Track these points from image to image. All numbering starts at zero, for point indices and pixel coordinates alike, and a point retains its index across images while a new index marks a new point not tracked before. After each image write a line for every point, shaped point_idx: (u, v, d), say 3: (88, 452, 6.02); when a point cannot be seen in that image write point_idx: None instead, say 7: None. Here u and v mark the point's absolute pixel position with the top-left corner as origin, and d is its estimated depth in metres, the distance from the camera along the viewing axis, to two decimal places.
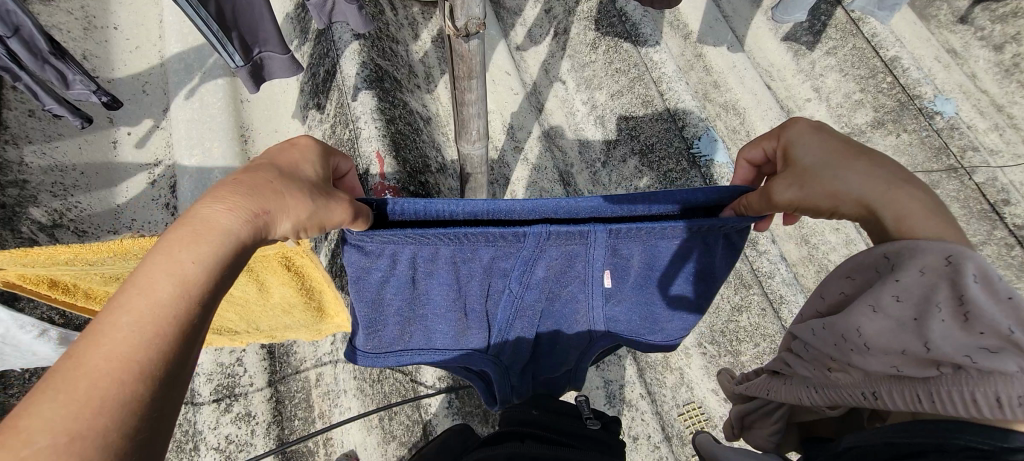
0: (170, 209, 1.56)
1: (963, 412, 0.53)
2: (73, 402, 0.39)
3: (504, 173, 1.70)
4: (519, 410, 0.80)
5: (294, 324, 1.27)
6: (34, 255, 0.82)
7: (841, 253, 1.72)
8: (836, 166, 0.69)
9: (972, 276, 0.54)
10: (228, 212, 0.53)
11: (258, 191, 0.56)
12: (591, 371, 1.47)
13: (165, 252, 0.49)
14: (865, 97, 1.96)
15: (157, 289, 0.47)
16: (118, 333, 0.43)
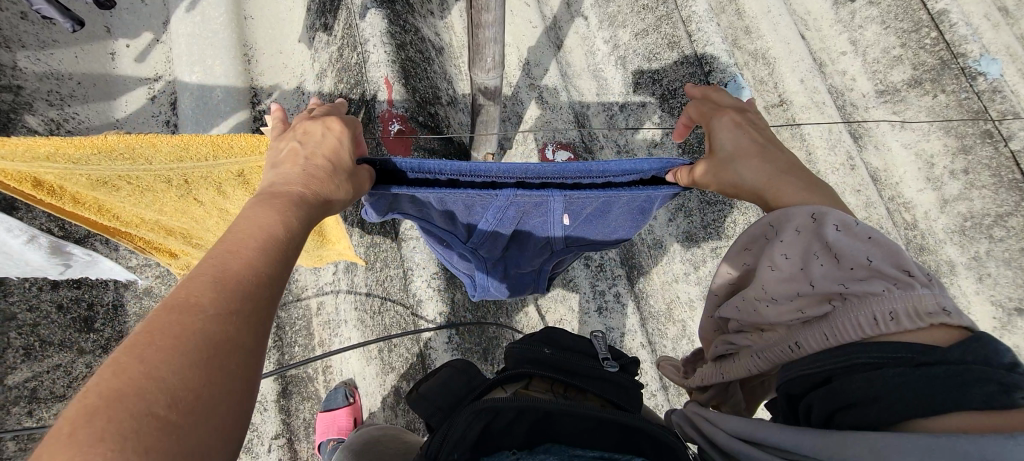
0: (171, 127, 1.50)
1: (858, 336, 0.56)
2: (211, 306, 0.49)
3: (516, 111, 1.63)
4: (530, 348, 0.77)
5: None
6: (9, 146, 0.71)
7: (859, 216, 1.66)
8: (740, 157, 0.76)
9: (834, 224, 0.61)
10: (294, 190, 0.66)
11: (315, 170, 0.69)
12: (593, 318, 1.44)
13: (257, 215, 0.61)
14: (905, 53, 1.85)
15: (257, 237, 0.58)
16: (235, 265, 0.54)
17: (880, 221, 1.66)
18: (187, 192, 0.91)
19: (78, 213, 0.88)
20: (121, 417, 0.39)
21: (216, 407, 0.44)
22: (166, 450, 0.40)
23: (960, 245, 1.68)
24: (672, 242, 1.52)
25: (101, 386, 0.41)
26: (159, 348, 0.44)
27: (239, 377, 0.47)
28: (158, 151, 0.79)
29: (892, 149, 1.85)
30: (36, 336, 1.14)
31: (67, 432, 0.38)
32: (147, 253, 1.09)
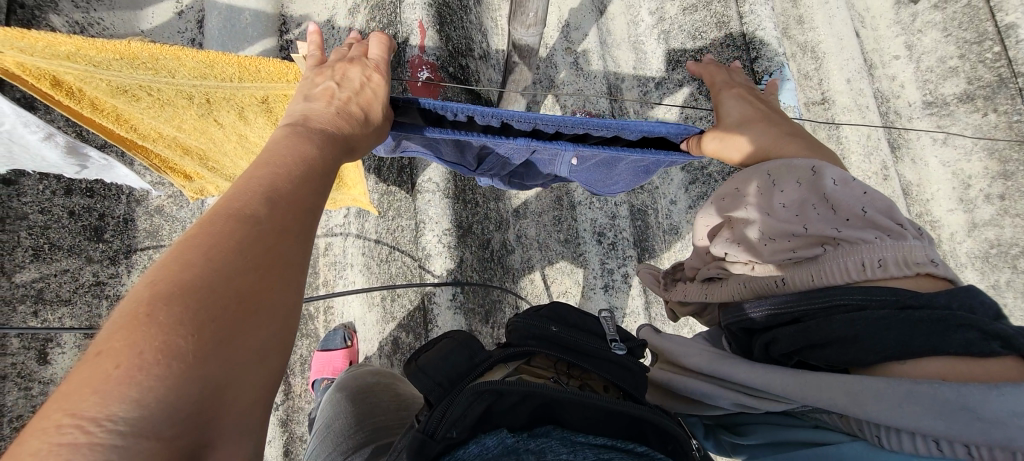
0: (196, 46, 1.45)
1: (843, 280, 0.60)
2: (267, 219, 0.49)
3: (549, 74, 1.56)
4: (537, 323, 0.74)
5: None
6: (30, 39, 0.66)
7: None
8: (745, 125, 0.79)
9: (832, 178, 0.63)
10: (337, 122, 0.65)
11: (351, 115, 0.67)
12: (598, 294, 1.43)
13: (300, 137, 0.60)
14: (961, 65, 1.75)
15: (306, 156, 0.57)
16: (283, 185, 0.53)
17: None
18: (207, 112, 0.89)
19: (96, 121, 0.85)
20: (193, 306, 0.41)
21: (271, 312, 0.46)
22: (232, 343, 0.42)
23: (981, 272, 1.66)
24: (688, 230, 1.51)
25: (168, 277, 0.42)
26: (221, 250, 0.45)
27: (289, 287, 0.48)
28: (183, 65, 0.76)
29: (928, 164, 1.79)
30: (45, 238, 1.15)
31: (141, 313, 0.39)
32: (162, 172, 1.07)
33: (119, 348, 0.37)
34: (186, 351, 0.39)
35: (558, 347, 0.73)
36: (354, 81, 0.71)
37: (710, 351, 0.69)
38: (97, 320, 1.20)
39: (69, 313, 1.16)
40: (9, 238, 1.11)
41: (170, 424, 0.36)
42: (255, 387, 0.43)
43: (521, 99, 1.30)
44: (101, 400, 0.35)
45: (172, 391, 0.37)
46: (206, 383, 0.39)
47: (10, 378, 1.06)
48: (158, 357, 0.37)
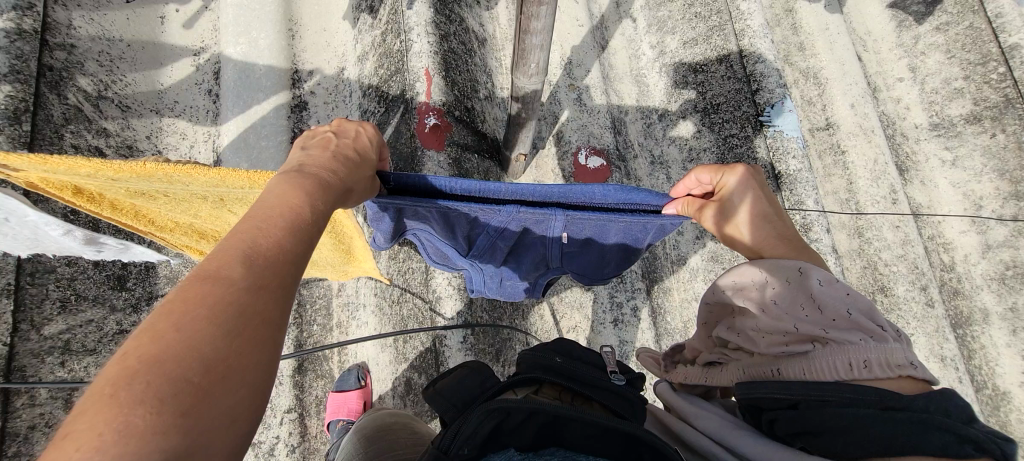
0: (212, 96, 1.52)
1: (834, 378, 0.62)
2: (242, 277, 0.48)
3: (553, 111, 1.58)
4: (541, 354, 0.77)
5: (321, 262, 1.22)
6: (52, 163, 0.69)
7: (894, 253, 1.62)
8: (751, 222, 0.82)
9: (818, 278, 0.68)
10: (329, 172, 0.64)
11: (347, 156, 0.69)
12: (608, 329, 1.43)
13: (286, 188, 0.58)
14: (967, 86, 1.76)
15: (290, 206, 0.56)
16: (267, 243, 0.52)
17: (916, 261, 1.61)
18: (222, 206, 0.91)
19: (115, 217, 0.89)
20: (158, 382, 0.40)
21: (241, 379, 0.45)
22: (197, 415, 0.40)
23: (998, 294, 1.63)
24: (695, 261, 1.51)
25: (137, 349, 0.41)
26: (191, 318, 0.44)
27: (265, 348, 0.47)
28: (195, 181, 0.76)
29: (938, 185, 1.76)
30: (72, 290, 1.18)
31: (108, 391, 0.39)
32: (179, 249, 1.11)
33: (84, 429, 0.37)
34: (149, 428, 0.38)
35: (564, 377, 0.74)
36: (349, 133, 0.74)
37: (722, 417, 0.70)
38: None
39: (95, 362, 1.20)
40: (37, 292, 1.13)
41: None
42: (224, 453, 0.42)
43: (526, 139, 1.33)
44: None
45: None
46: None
47: (38, 429, 1.09)
48: (120, 438, 0.37)
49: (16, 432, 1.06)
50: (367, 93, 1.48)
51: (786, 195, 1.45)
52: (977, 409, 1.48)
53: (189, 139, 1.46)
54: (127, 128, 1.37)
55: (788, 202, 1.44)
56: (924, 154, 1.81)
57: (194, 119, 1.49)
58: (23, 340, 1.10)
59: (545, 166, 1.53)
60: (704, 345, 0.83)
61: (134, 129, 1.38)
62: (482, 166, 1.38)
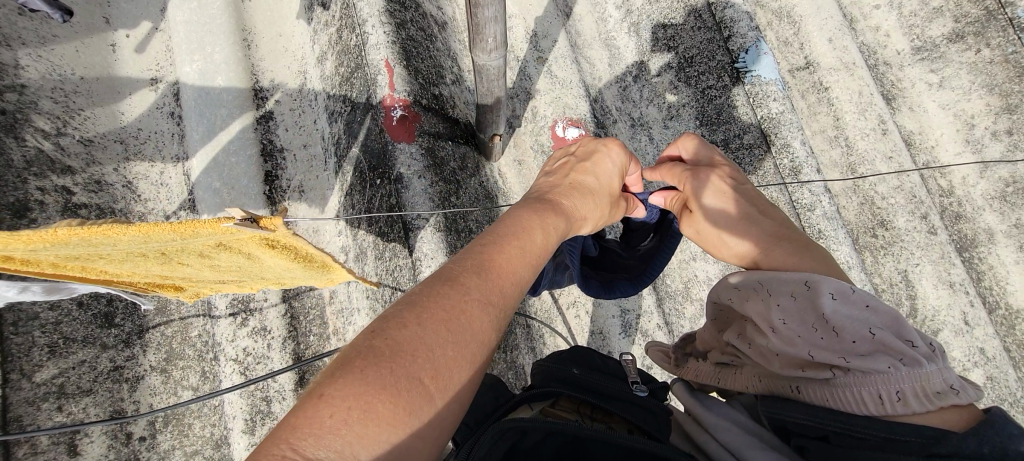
0: (176, 119, 1.49)
1: (863, 410, 0.60)
2: (477, 291, 0.60)
3: (524, 87, 1.54)
4: (559, 366, 0.82)
5: (304, 276, 1.05)
6: None
7: (890, 185, 1.58)
8: (729, 228, 0.88)
9: (830, 293, 0.64)
10: (563, 202, 0.83)
11: (582, 190, 0.89)
12: (607, 301, 1.42)
13: (531, 219, 0.74)
14: (945, 4, 1.70)
15: (527, 239, 0.70)
16: (505, 273, 0.64)
17: (914, 190, 1.56)
18: (168, 258, 0.85)
19: (61, 277, 0.83)
20: (398, 374, 0.51)
21: (447, 389, 0.55)
22: (414, 413, 0.51)
23: (1001, 212, 1.60)
24: None
25: (392, 335, 0.53)
26: (429, 319, 0.55)
27: (474, 365, 0.58)
28: (118, 241, 0.70)
29: (927, 109, 1.72)
30: (59, 333, 1.15)
31: (358, 365, 0.50)
32: (151, 291, 1.02)
33: (337, 399, 0.48)
34: (382, 408, 0.49)
35: (580, 389, 0.80)
36: (598, 159, 0.96)
37: (742, 429, 0.70)
38: (121, 404, 1.22)
39: (94, 402, 1.17)
40: (24, 339, 1.10)
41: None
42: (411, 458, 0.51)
43: (500, 119, 1.30)
44: (314, 444, 0.45)
45: (363, 452, 0.47)
46: (389, 451, 0.49)
47: None
48: (360, 416, 0.48)
49: None
50: (332, 95, 1.45)
51: (772, 140, 1.43)
52: (991, 331, 1.46)
53: (159, 167, 1.44)
54: (93, 164, 1.33)
55: (775, 146, 1.42)
56: (910, 80, 1.75)
57: (161, 144, 1.47)
58: (15, 389, 1.07)
59: (522, 144, 1.52)
60: (716, 339, 0.84)
61: (101, 164, 1.34)
62: (457, 152, 1.35)
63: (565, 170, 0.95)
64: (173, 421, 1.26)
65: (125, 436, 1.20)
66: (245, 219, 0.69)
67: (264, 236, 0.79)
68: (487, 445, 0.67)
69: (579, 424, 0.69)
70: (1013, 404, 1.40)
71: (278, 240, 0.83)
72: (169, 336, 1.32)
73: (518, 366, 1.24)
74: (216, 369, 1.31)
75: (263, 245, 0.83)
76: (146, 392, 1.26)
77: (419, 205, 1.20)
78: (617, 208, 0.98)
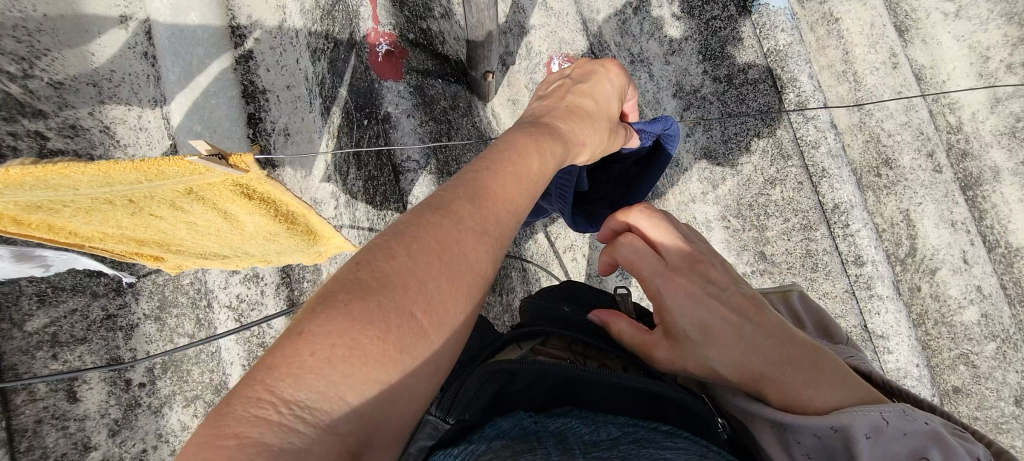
0: (151, 59, 1.39)
1: None
2: (470, 221, 0.58)
3: (518, 21, 1.45)
4: (550, 305, 0.86)
5: (285, 251, 1.08)
6: None
7: (897, 122, 1.52)
8: (710, 349, 0.73)
9: (863, 437, 0.62)
10: (560, 126, 0.84)
11: (579, 115, 0.91)
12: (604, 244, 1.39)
13: (529, 142, 0.73)
14: None
15: (523, 164, 0.68)
16: (499, 202, 0.62)
17: (921, 127, 1.51)
18: (137, 209, 0.80)
19: (26, 235, 0.76)
20: (385, 308, 0.50)
21: (441, 325, 0.53)
22: (405, 350, 0.50)
23: (1008, 150, 1.55)
24: (689, 161, 1.42)
25: (376, 268, 0.52)
26: (418, 252, 0.54)
27: (467, 297, 0.56)
28: (79, 181, 0.66)
29: (941, 42, 1.64)
30: (47, 282, 1.12)
31: (341, 300, 0.49)
32: (126, 259, 0.99)
33: (319, 335, 0.47)
34: (369, 343, 0.48)
35: (569, 326, 0.84)
36: (591, 87, 1.00)
37: None
38: (117, 351, 1.20)
39: (89, 350, 1.15)
40: (10, 288, 1.07)
41: (345, 421, 0.46)
42: (406, 395, 0.51)
43: (491, 54, 1.22)
44: (293, 384, 0.45)
45: (350, 390, 0.46)
46: (381, 389, 0.48)
47: (46, 421, 1.06)
48: (345, 351, 0.47)
49: (24, 427, 1.03)
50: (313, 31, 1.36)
51: (779, 75, 1.40)
52: (989, 269, 1.45)
53: (137, 111, 1.34)
54: (66, 108, 1.22)
55: (781, 81, 1.39)
56: (924, 11, 1.66)
57: (136, 87, 1.36)
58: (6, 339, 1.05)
59: (517, 83, 1.45)
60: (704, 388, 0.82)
61: (74, 108, 1.23)
62: (448, 91, 1.32)
63: (562, 92, 0.98)
64: (171, 367, 1.26)
65: (124, 383, 1.19)
66: (212, 154, 0.67)
67: (236, 181, 0.76)
68: (476, 385, 0.68)
69: (570, 365, 0.69)
70: (1005, 340, 1.40)
71: (255, 190, 0.81)
72: (161, 284, 1.29)
73: (512, 308, 1.24)
74: (211, 316, 1.31)
75: (240, 195, 0.81)
76: (141, 340, 1.24)
77: (408, 147, 1.20)
78: (616, 136, 1.01)
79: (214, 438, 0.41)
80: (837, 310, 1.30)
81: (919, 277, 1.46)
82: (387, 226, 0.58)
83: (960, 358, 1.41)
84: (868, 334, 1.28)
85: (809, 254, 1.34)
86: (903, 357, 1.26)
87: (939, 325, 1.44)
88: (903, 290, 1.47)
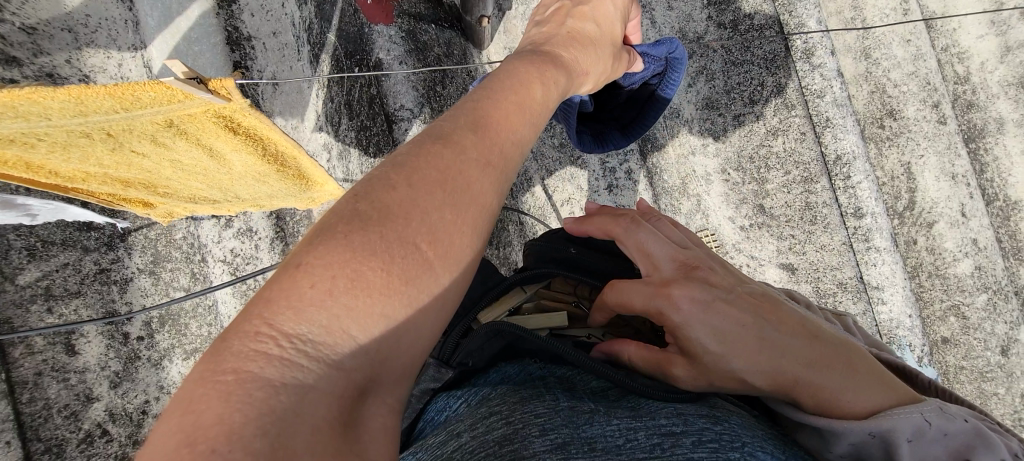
0: (127, 3, 1.28)
1: None
2: (472, 152, 0.58)
3: None
4: (554, 248, 0.88)
5: (276, 193, 1.08)
6: None
7: (903, 71, 1.48)
8: (735, 356, 0.69)
9: (906, 439, 0.60)
10: (560, 53, 0.83)
11: (581, 43, 0.89)
12: (603, 197, 1.37)
13: (530, 69, 0.73)
14: None
15: (524, 94, 0.67)
16: (501, 132, 0.61)
17: (928, 76, 1.47)
18: (117, 144, 0.77)
19: (5, 173, 0.75)
20: (387, 239, 0.50)
21: (447, 257, 0.53)
22: (410, 282, 0.50)
23: (1015, 101, 1.53)
24: (689, 112, 1.39)
25: (374, 199, 0.52)
26: (419, 185, 0.54)
27: (472, 229, 0.56)
28: (50, 109, 0.62)
29: None
30: (36, 236, 1.09)
31: (340, 233, 0.49)
32: (114, 203, 0.98)
33: (318, 266, 0.47)
34: (372, 273, 0.48)
35: (571, 269, 0.86)
36: (594, 12, 0.97)
37: None
38: (113, 305, 1.19)
39: (84, 304, 1.14)
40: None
41: (350, 356, 0.46)
42: (414, 328, 0.51)
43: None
44: (293, 318, 0.44)
45: (353, 324, 0.46)
46: (386, 324, 0.48)
47: (46, 373, 1.06)
48: (347, 281, 0.47)
49: (25, 379, 1.03)
50: None
51: (786, 19, 1.34)
52: (986, 222, 1.44)
53: (116, 58, 1.24)
54: (41, 54, 1.12)
55: (790, 25, 1.34)
56: None
57: (115, 34, 1.26)
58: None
59: (514, 29, 1.39)
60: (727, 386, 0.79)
61: (50, 55, 1.13)
62: (442, 36, 1.29)
63: (562, 16, 0.96)
64: (168, 321, 1.26)
65: (123, 337, 1.19)
66: (189, 78, 0.64)
67: (217, 111, 0.74)
68: (479, 342, 0.71)
69: (565, 346, 0.67)
70: (997, 292, 1.41)
71: (239, 123, 0.79)
72: (153, 238, 1.26)
73: (510, 262, 1.25)
74: (206, 270, 1.30)
75: (222, 127, 0.78)
76: (137, 294, 1.22)
77: (400, 94, 1.19)
78: (621, 59, 1.00)
79: (213, 375, 0.41)
80: (834, 262, 1.31)
81: (916, 231, 1.47)
82: (384, 160, 0.57)
83: (952, 309, 1.43)
84: (863, 285, 1.29)
85: (808, 207, 1.33)
86: (897, 308, 1.27)
87: (934, 277, 1.45)
88: (900, 244, 1.47)
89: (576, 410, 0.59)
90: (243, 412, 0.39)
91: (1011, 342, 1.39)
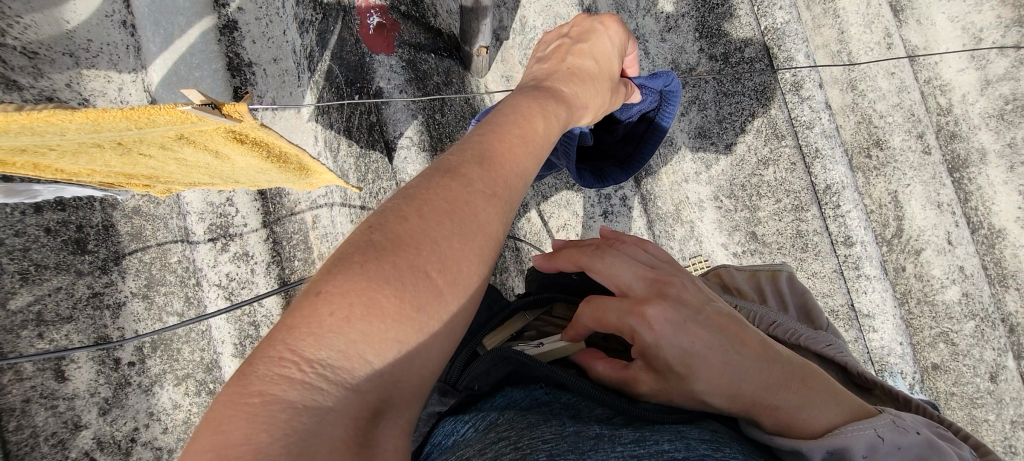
0: (129, 29, 1.29)
1: None
2: (478, 182, 0.59)
3: None
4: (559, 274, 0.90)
5: (278, 179, 1.06)
6: None
7: (889, 103, 1.53)
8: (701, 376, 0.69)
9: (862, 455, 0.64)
10: (562, 87, 0.85)
11: (580, 77, 0.91)
12: (599, 223, 1.39)
13: (532, 103, 0.75)
14: None
15: (527, 126, 0.69)
16: (506, 162, 0.63)
17: (913, 108, 1.52)
18: (126, 150, 0.78)
19: (12, 171, 0.76)
20: (400, 267, 0.50)
21: (457, 284, 0.54)
22: (421, 309, 0.50)
23: (995, 132, 1.57)
24: (683, 140, 1.42)
25: (387, 230, 0.53)
26: (427, 215, 0.54)
27: (480, 256, 0.57)
28: (66, 129, 0.64)
29: (935, 22, 1.66)
30: (28, 260, 1.08)
31: (356, 262, 0.50)
32: (115, 186, 0.97)
33: (334, 294, 0.47)
34: (386, 301, 0.48)
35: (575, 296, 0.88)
36: (592, 47, 1.00)
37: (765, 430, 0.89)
38: (105, 330, 1.17)
39: (75, 329, 1.12)
40: None
41: (366, 379, 0.46)
42: (424, 354, 0.51)
43: (486, 28, 1.22)
44: (314, 345, 0.45)
45: (369, 350, 0.47)
46: (398, 349, 0.48)
47: (34, 400, 1.04)
48: (361, 308, 0.47)
49: (11, 407, 1.01)
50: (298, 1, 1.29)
51: (775, 52, 1.39)
52: (972, 249, 1.47)
53: (116, 81, 1.24)
54: (42, 78, 1.12)
55: (779, 59, 1.38)
56: None
57: (116, 58, 1.26)
58: None
59: (512, 58, 1.42)
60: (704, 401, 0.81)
61: (50, 78, 1.14)
62: (441, 65, 1.30)
63: (561, 53, 0.99)
64: (161, 346, 1.24)
65: (113, 362, 1.17)
66: (204, 104, 0.65)
67: (229, 128, 0.75)
68: (484, 367, 0.71)
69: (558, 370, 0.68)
70: (985, 319, 1.43)
71: (247, 134, 0.80)
72: (148, 262, 1.26)
73: (508, 287, 1.25)
74: (200, 294, 1.29)
75: (230, 138, 0.79)
76: (130, 318, 1.21)
77: (400, 122, 1.19)
78: (616, 92, 1.02)
79: (239, 397, 0.42)
80: (826, 289, 1.32)
81: (904, 257, 1.50)
82: (395, 192, 0.58)
83: (941, 336, 1.45)
84: (855, 312, 1.30)
85: (800, 235, 1.35)
86: (888, 336, 1.28)
87: (922, 304, 1.47)
88: (890, 271, 1.50)
89: (583, 436, 0.59)
90: (268, 432, 0.40)
91: (999, 369, 1.40)
